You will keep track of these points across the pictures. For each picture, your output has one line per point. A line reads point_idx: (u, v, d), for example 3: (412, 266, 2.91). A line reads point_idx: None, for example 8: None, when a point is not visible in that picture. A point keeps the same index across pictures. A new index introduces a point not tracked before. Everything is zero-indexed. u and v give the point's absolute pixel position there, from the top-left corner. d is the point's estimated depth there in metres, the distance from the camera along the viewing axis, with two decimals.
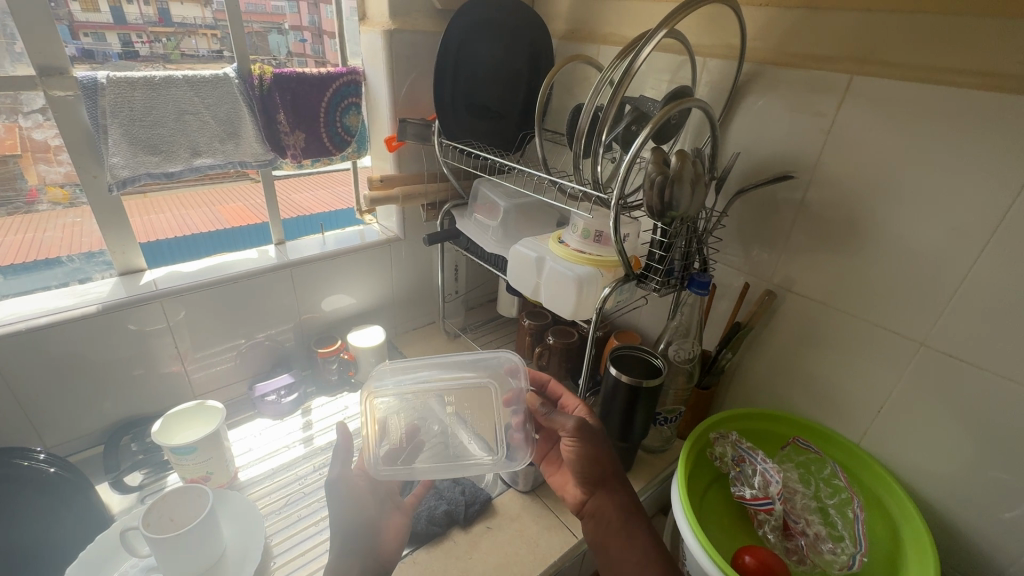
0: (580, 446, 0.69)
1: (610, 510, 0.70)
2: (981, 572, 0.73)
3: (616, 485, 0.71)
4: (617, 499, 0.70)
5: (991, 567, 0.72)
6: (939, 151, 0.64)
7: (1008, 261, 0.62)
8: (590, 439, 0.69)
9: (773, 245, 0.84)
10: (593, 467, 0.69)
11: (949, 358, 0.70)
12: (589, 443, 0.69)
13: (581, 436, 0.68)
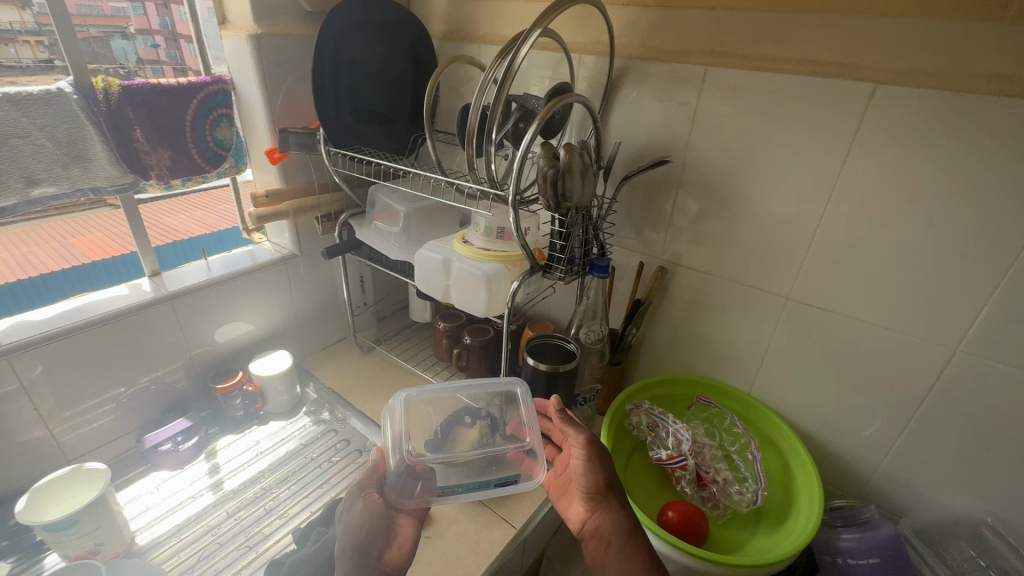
0: (586, 449, 0.71)
1: (610, 525, 0.68)
2: (853, 482, 0.87)
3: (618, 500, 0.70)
4: (616, 514, 0.69)
5: (860, 477, 0.86)
6: (782, 130, 0.73)
7: (843, 220, 0.73)
8: (597, 447, 0.72)
9: (659, 225, 0.91)
10: (596, 473, 0.70)
11: (810, 308, 0.81)
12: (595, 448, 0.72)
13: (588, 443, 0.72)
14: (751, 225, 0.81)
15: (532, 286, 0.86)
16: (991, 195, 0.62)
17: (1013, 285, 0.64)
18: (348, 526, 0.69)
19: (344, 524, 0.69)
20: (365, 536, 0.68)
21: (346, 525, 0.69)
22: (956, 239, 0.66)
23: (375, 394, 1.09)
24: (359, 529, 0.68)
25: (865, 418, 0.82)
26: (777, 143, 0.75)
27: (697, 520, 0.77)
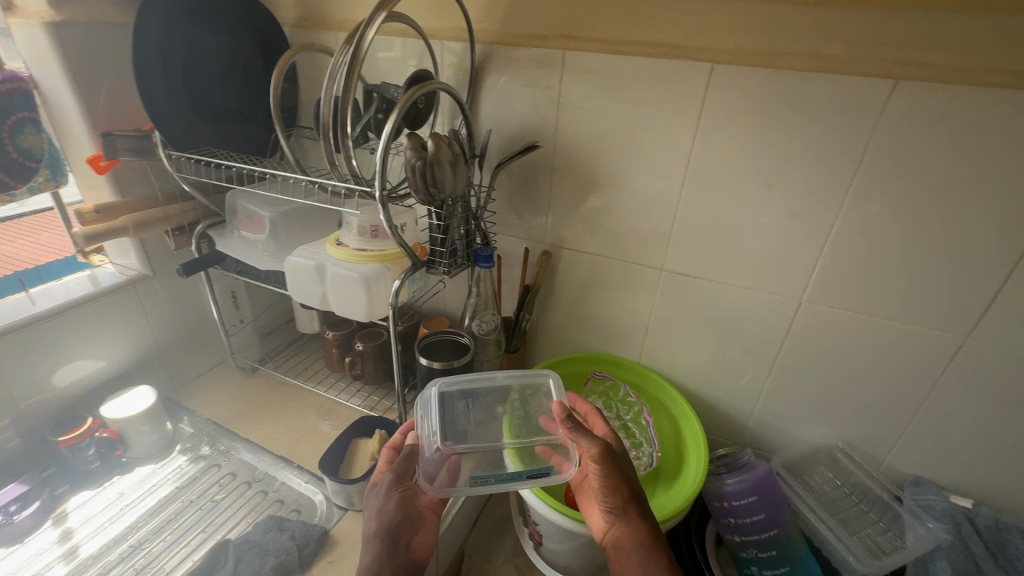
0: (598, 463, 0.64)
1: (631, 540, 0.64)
2: (732, 430, 0.96)
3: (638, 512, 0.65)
4: (634, 528, 0.65)
5: (737, 424, 0.95)
6: (638, 111, 0.77)
7: (699, 192, 0.79)
8: (612, 459, 0.64)
9: (540, 209, 0.92)
10: (611, 487, 0.64)
11: (680, 277, 0.87)
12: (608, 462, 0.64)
13: (600, 457, 0.64)
14: (622, 204, 0.85)
15: (417, 282, 0.84)
16: (812, 161, 0.70)
17: (836, 239, 0.74)
18: (379, 516, 0.65)
19: (376, 514, 0.65)
20: (394, 527, 0.65)
21: (377, 515, 0.65)
22: (790, 202, 0.74)
23: (264, 418, 1.00)
24: (390, 523, 0.65)
25: (736, 371, 0.90)
26: (635, 123, 0.78)
27: None
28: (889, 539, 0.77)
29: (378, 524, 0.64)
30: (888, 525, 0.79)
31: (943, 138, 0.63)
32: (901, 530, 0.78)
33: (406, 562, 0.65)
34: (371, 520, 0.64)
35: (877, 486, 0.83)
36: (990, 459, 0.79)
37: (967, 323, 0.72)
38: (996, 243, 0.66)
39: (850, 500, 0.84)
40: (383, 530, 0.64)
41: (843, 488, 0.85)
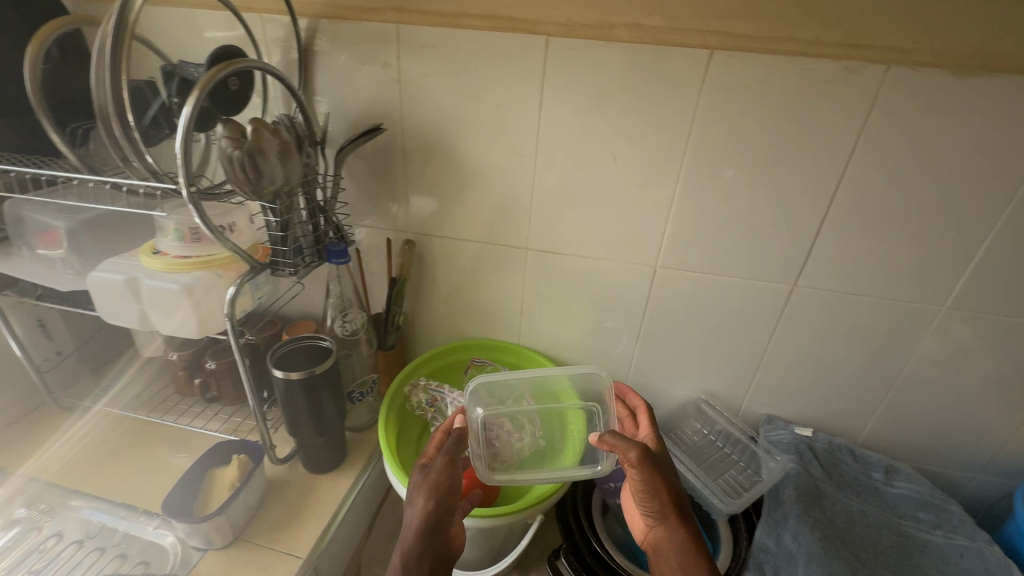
0: (639, 471, 0.62)
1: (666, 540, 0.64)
2: None
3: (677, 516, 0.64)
4: (674, 530, 0.64)
5: None
6: (482, 88, 0.75)
7: (553, 169, 0.79)
8: (654, 470, 0.62)
9: (396, 198, 0.87)
10: (649, 493, 0.63)
11: (546, 254, 0.87)
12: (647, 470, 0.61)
13: (642, 467, 0.61)
14: (481, 185, 0.83)
15: (258, 288, 0.74)
16: (649, 132, 0.73)
17: (678, 206, 0.78)
18: (427, 500, 0.66)
19: (424, 497, 0.66)
20: (440, 513, 0.66)
21: (427, 497, 0.66)
22: (636, 173, 0.76)
23: (100, 461, 0.86)
24: (438, 510, 0.66)
25: (608, 341, 0.94)
26: (482, 101, 0.76)
27: None
28: (748, 476, 0.86)
29: (426, 507, 0.65)
30: (747, 463, 0.88)
31: (755, 105, 0.68)
32: (755, 467, 0.87)
33: (443, 549, 0.67)
34: (419, 504, 0.66)
35: (734, 431, 0.91)
36: (820, 389, 0.90)
37: (792, 273, 0.80)
38: (806, 199, 0.74)
39: (714, 448, 0.92)
40: (429, 515, 0.65)
41: (707, 439, 0.93)
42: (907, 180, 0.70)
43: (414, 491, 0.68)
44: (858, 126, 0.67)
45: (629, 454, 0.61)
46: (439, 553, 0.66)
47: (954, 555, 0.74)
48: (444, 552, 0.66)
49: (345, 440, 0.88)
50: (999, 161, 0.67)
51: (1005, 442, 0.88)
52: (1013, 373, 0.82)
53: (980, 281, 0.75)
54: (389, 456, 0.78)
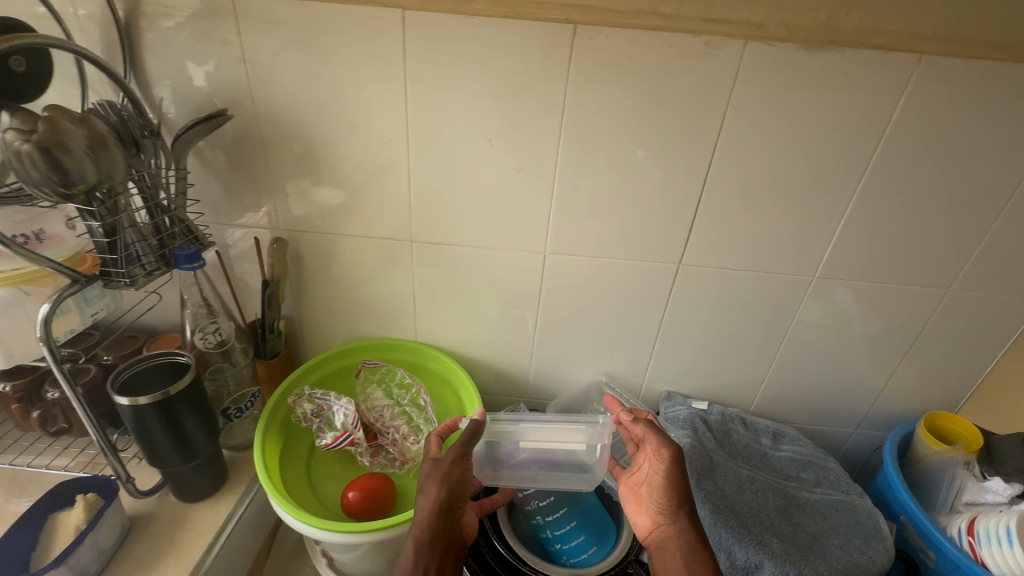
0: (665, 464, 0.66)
1: (679, 537, 0.67)
2: (513, 386, 0.98)
3: (687, 515, 0.67)
4: (683, 527, 0.68)
5: (516, 379, 0.97)
6: (338, 68, 0.68)
7: (427, 156, 0.74)
8: (683, 466, 0.67)
9: (259, 191, 0.79)
10: (666, 493, 0.67)
11: (433, 246, 0.83)
12: (676, 468, 0.66)
13: (675, 464, 0.66)
14: (355, 176, 0.77)
15: (87, 302, 0.66)
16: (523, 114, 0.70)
17: (559, 190, 0.76)
18: (438, 489, 0.68)
19: (436, 484, 0.68)
20: (448, 503, 0.68)
21: (438, 487, 0.67)
22: (513, 158, 0.73)
23: None
24: (448, 499, 0.68)
25: (507, 331, 0.92)
26: (344, 83, 0.70)
27: (377, 491, 0.76)
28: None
29: (438, 497, 0.67)
30: None
31: (623, 83, 0.67)
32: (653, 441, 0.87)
33: (452, 538, 0.68)
34: (432, 491, 0.67)
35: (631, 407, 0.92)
36: (713, 363, 0.93)
37: (676, 253, 0.81)
38: (682, 179, 0.74)
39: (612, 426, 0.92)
40: (440, 502, 0.67)
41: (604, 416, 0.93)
42: (772, 156, 0.71)
43: (424, 481, 0.69)
44: (723, 103, 0.68)
45: (661, 454, 0.66)
46: (450, 541, 0.67)
47: (831, 511, 0.78)
48: (454, 540, 0.68)
49: (224, 462, 0.81)
50: (852, 135, 0.69)
51: (876, 398, 0.95)
52: (879, 334, 0.88)
53: (845, 251, 0.79)
54: (267, 483, 0.71)
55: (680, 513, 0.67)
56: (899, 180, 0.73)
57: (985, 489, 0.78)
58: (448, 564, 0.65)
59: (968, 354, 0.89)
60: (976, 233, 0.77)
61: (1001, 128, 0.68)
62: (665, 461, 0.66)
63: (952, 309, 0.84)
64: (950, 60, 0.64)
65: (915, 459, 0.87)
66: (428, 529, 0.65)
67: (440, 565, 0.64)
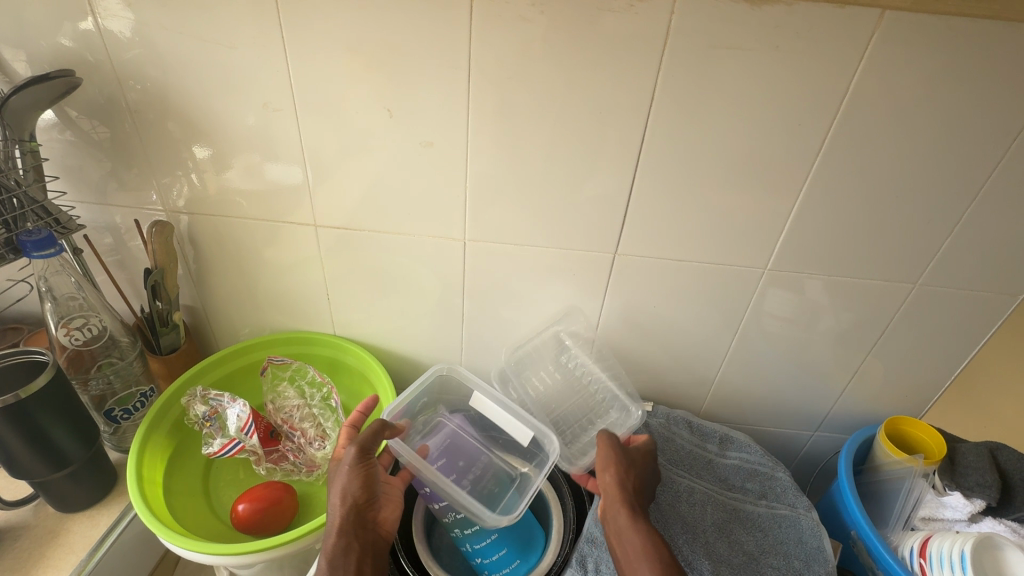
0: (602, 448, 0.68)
1: (625, 533, 0.62)
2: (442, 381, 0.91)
3: (627, 506, 0.63)
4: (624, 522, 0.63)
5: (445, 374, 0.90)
6: (203, 21, 0.60)
7: (318, 124, 0.66)
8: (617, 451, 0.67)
9: (136, 162, 0.72)
10: (607, 475, 0.66)
11: (341, 230, 0.75)
12: (606, 457, 0.67)
13: (608, 449, 0.68)
14: (249, 149, 0.69)
15: None
16: (427, 80, 0.62)
17: (472, 166, 0.67)
18: (343, 499, 0.61)
19: (340, 496, 0.61)
20: (357, 511, 0.62)
21: (342, 498, 0.61)
22: (417, 131, 0.65)
23: None
24: (356, 504, 0.61)
25: (433, 323, 0.84)
26: (222, 42, 0.61)
27: (269, 503, 0.69)
28: (593, 422, 0.78)
29: (344, 508, 0.61)
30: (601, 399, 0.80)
31: (537, 44, 0.58)
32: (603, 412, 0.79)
33: (374, 541, 0.63)
34: (335, 503, 0.61)
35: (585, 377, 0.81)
36: (659, 360, 0.85)
37: (611, 240, 0.72)
38: (613, 156, 0.65)
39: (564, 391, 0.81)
40: (347, 512, 0.61)
41: (555, 378, 0.81)
42: (714, 131, 0.62)
43: (331, 490, 0.63)
44: (654, 67, 0.59)
45: (598, 438, 0.69)
46: (370, 545, 0.62)
47: (773, 526, 0.71)
48: (376, 543, 0.63)
49: (109, 469, 0.73)
50: (803, 106, 0.60)
51: (838, 399, 0.88)
52: (839, 332, 0.80)
53: (799, 240, 0.71)
54: (136, 500, 0.63)
55: (619, 505, 0.63)
56: (860, 160, 0.64)
57: (943, 504, 0.72)
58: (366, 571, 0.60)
59: (938, 354, 0.81)
60: (945, 222, 0.68)
61: (977, 100, 0.59)
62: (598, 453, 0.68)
63: (919, 305, 0.76)
64: (917, 17, 0.54)
65: (872, 468, 0.80)
66: (340, 539, 0.59)
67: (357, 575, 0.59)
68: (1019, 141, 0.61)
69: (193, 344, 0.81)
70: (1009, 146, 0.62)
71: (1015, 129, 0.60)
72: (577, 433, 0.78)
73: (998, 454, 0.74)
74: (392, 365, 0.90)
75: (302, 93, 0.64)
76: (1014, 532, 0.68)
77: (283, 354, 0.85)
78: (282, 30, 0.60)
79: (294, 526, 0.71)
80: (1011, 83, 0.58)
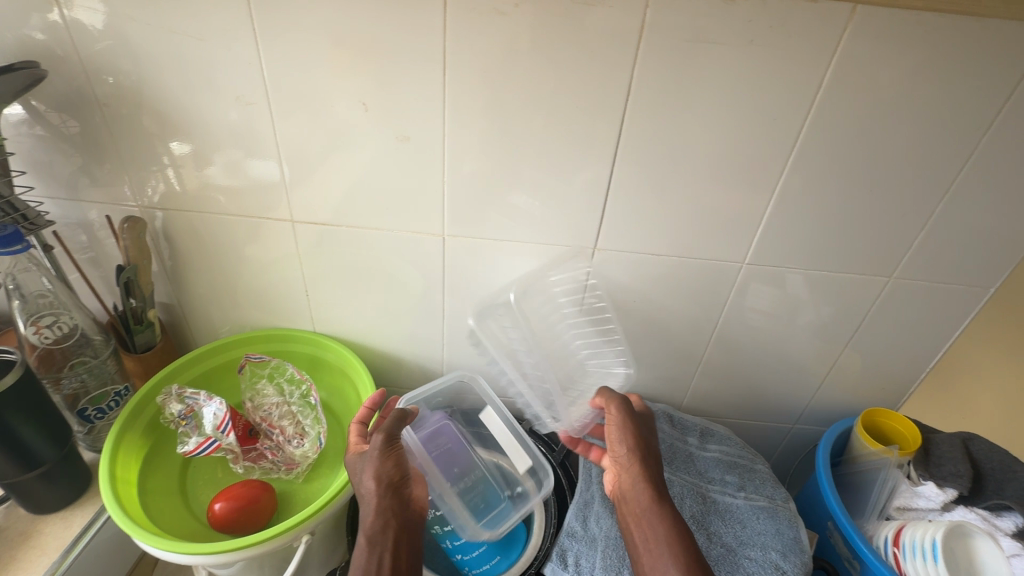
0: (617, 424, 0.67)
1: (648, 515, 0.63)
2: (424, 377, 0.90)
3: (651, 487, 0.64)
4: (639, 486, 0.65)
5: (428, 370, 0.90)
6: (173, 13, 0.59)
7: (293, 119, 0.65)
8: (629, 416, 0.68)
9: (106, 157, 0.70)
10: (622, 442, 0.67)
11: (319, 225, 0.74)
12: (619, 421, 0.67)
13: (619, 414, 0.68)
14: (223, 144, 0.68)
15: None
16: (403, 75, 0.61)
17: (450, 161, 0.67)
18: (377, 479, 0.61)
19: (373, 477, 0.61)
20: (392, 492, 0.61)
21: (377, 479, 0.60)
22: (393, 124, 0.65)
23: None
24: (393, 484, 0.61)
25: (414, 318, 0.83)
26: (193, 33, 0.60)
27: (244, 501, 0.68)
28: (580, 372, 0.76)
29: (379, 488, 0.60)
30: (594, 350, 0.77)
31: (512, 38, 0.58)
32: (590, 361, 0.77)
33: (410, 519, 0.61)
34: (369, 484, 0.60)
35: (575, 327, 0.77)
36: (640, 354, 0.86)
37: (591, 235, 0.72)
38: (591, 150, 0.65)
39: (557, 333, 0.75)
40: (383, 491, 0.60)
41: (549, 319, 0.75)
42: (690, 126, 0.63)
43: (360, 474, 0.62)
44: (629, 62, 0.59)
45: (608, 399, 0.69)
46: (407, 523, 0.61)
47: (752, 518, 0.72)
48: (413, 521, 0.62)
49: (82, 470, 0.72)
50: (778, 101, 0.61)
51: (816, 392, 0.89)
52: (818, 325, 0.80)
53: (777, 234, 0.71)
54: (108, 499, 0.62)
55: (642, 486, 0.64)
56: (834, 155, 0.64)
57: (917, 494, 0.73)
58: (404, 550, 0.59)
59: (913, 345, 0.82)
60: (919, 216, 0.69)
61: (947, 94, 0.60)
62: (609, 417, 0.68)
63: (894, 298, 0.77)
64: (887, 12, 0.55)
65: (850, 459, 0.81)
66: (378, 517, 0.59)
67: (395, 553, 0.58)
68: (988, 135, 0.62)
69: (170, 342, 0.80)
70: (979, 141, 0.63)
71: (984, 124, 0.61)
72: (567, 381, 0.75)
73: (971, 443, 0.75)
74: (374, 361, 0.90)
75: (276, 87, 0.63)
76: (984, 520, 0.69)
77: (262, 352, 0.84)
78: (254, 22, 0.59)
79: (271, 523, 0.70)
80: (980, 78, 0.58)
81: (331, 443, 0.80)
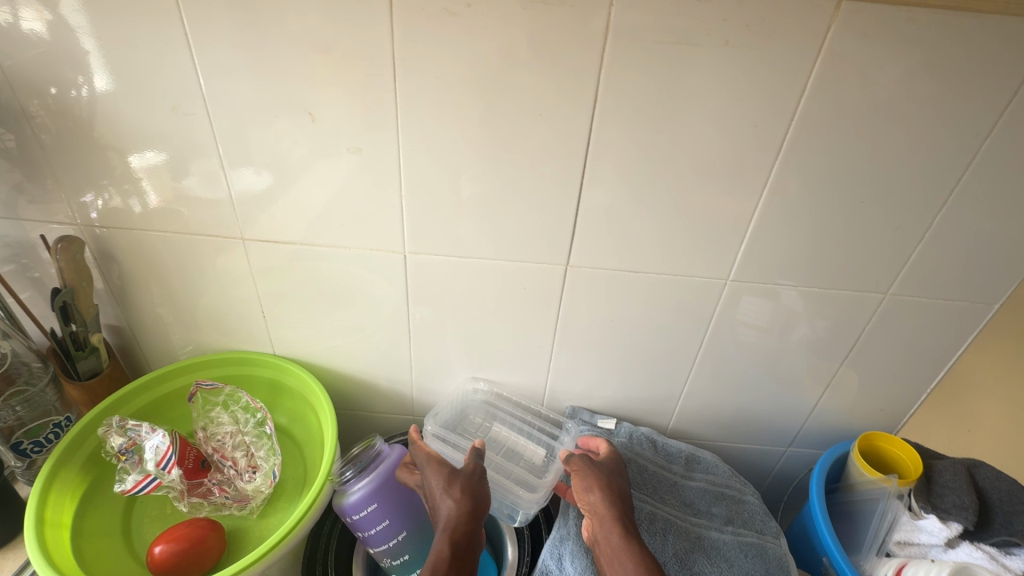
0: (580, 475, 0.68)
1: (619, 553, 0.61)
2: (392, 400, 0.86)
3: (618, 524, 0.63)
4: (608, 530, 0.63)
5: (395, 393, 0.85)
6: (103, 19, 0.55)
7: (237, 128, 0.61)
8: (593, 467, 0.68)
9: (43, 173, 0.65)
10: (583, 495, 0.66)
11: (273, 244, 0.69)
12: (583, 473, 0.68)
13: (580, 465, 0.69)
14: (168, 158, 0.63)
15: None
16: (350, 81, 0.57)
17: (409, 174, 0.62)
18: (464, 498, 0.63)
19: (461, 496, 0.63)
20: (474, 514, 0.63)
21: (469, 496, 0.63)
22: (344, 136, 0.60)
23: None
24: (477, 508, 0.63)
25: (379, 339, 0.78)
26: (124, 40, 0.56)
27: (186, 542, 0.62)
28: (540, 459, 0.78)
29: (470, 505, 0.62)
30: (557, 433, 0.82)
31: (465, 40, 0.53)
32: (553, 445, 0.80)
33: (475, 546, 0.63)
34: (459, 501, 0.62)
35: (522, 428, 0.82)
36: (620, 375, 0.81)
37: (562, 251, 0.67)
38: (558, 161, 0.60)
39: (503, 438, 0.81)
40: (470, 513, 0.62)
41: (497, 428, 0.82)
42: (662, 135, 0.58)
43: (439, 490, 0.64)
44: (594, 67, 0.54)
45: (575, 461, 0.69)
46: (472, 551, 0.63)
47: (739, 556, 0.67)
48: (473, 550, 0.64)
49: (20, 505, 0.67)
50: (759, 106, 0.56)
51: (811, 412, 0.83)
52: (811, 344, 0.75)
53: (763, 249, 0.66)
54: (31, 543, 0.57)
55: (610, 525, 0.63)
56: (820, 164, 0.59)
57: (918, 528, 0.68)
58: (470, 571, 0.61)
59: (912, 365, 0.77)
60: (915, 229, 0.64)
61: (942, 99, 0.55)
62: (575, 470, 0.68)
63: (890, 317, 0.72)
64: (874, 8, 0.50)
65: (845, 487, 0.75)
66: (463, 537, 0.61)
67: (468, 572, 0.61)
68: (988, 143, 0.57)
69: (118, 368, 0.75)
70: (978, 148, 0.58)
71: (985, 129, 0.56)
72: (531, 467, 0.77)
73: (976, 471, 0.70)
74: (339, 384, 0.85)
75: (216, 95, 0.59)
76: (992, 559, 0.64)
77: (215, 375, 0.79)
78: (186, 28, 0.55)
79: (214, 568, 0.65)
80: (978, 80, 0.54)
81: (287, 475, 0.75)
